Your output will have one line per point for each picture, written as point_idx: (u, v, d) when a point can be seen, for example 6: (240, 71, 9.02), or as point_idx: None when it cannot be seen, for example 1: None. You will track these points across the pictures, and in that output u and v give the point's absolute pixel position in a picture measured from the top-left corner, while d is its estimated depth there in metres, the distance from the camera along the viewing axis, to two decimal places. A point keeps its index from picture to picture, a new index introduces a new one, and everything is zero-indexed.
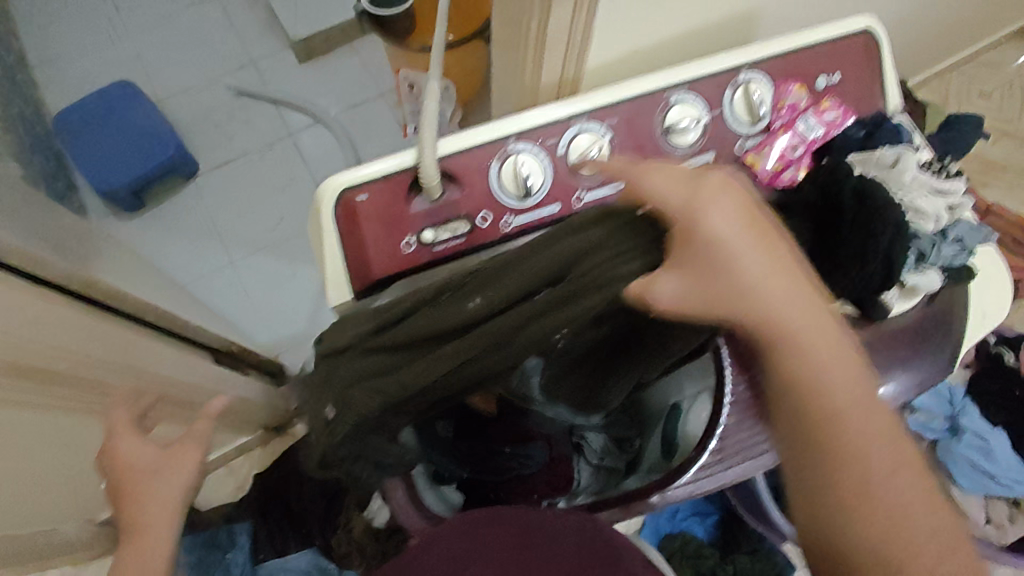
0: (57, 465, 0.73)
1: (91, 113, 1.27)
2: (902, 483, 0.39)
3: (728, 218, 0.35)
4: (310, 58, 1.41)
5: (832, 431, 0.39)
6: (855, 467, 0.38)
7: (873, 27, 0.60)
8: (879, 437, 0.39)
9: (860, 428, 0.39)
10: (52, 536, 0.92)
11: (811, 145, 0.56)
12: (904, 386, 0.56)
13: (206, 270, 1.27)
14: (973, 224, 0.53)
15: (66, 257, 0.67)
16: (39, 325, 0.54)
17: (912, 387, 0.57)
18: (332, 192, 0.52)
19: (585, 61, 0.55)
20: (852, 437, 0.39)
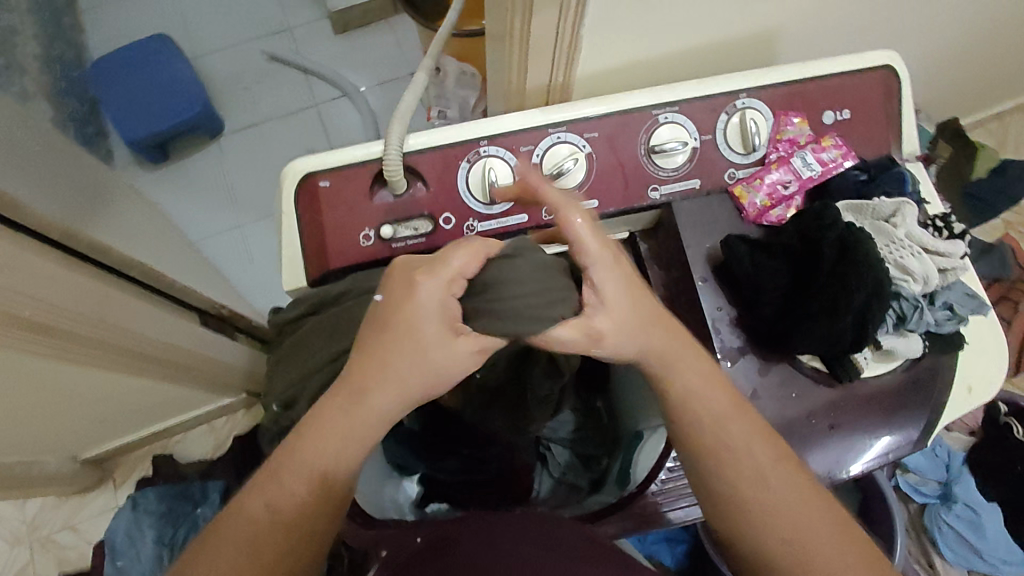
0: (32, 402, 0.75)
1: (125, 62, 1.29)
2: (812, 506, 0.43)
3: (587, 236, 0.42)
4: (344, 31, 1.40)
5: (734, 457, 0.44)
6: (768, 497, 0.43)
7: (893, 63, 0.56)
8: (775, 459, 0.44)
9: (759, 454, 0.44)
10: (32, 467, 0.96)
11: (805, 184, 0.53)
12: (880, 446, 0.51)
13: (217, 229, 1.30)
14: (969, 292, 0.50)
15: (58, 205, 0.69)
16: (8, 269, 0.55)
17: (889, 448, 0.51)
18: (297, 176, 0.51)
19: (574, 68, 0.52)
20: (750, 461, 0.44)
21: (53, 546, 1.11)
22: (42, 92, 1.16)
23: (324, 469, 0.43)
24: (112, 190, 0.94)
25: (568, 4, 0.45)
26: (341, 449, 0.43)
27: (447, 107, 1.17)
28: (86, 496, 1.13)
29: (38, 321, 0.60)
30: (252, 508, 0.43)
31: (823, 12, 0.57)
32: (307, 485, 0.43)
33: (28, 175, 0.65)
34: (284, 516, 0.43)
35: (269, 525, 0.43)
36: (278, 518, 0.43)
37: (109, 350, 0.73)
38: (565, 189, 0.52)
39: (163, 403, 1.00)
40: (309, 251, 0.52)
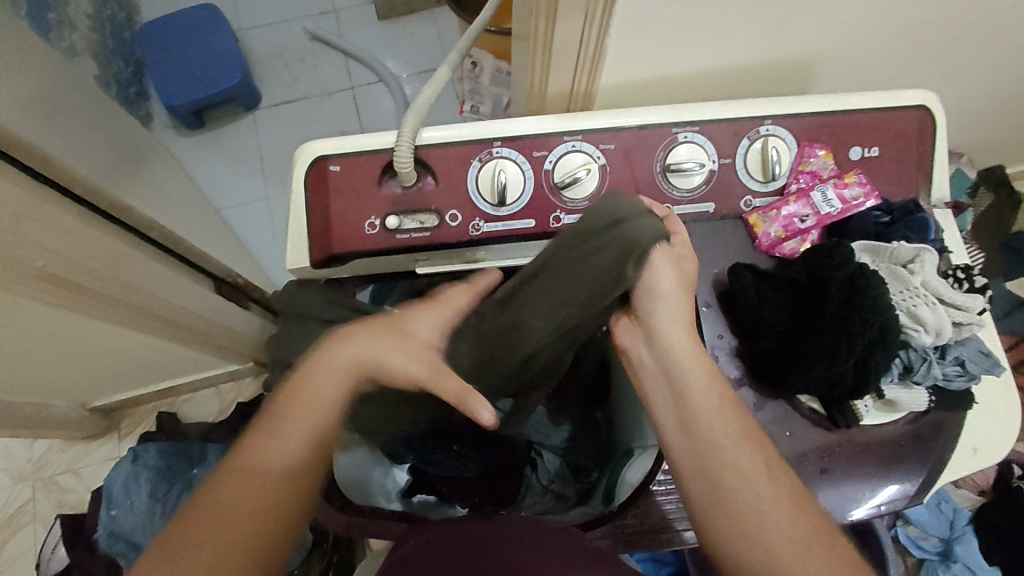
0: (42, 349, 0.77)
1: (173, 28, 1.32)
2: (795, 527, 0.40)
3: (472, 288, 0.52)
4: (389, 17, 1.41)
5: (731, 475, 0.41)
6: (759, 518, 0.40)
7: (930, 104, 0.54)
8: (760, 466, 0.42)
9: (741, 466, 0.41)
10: (41, 411, 0.99)
11: (822, 220, 0.51)
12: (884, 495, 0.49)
13: (244, 200, 1.32)
14: (983, 349, 0.47)
15: (88, 162, 0.71)
16: (25, 220, 0.56)
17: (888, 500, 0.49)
18: (310, 157, 0.52)
19: (597, 77, 0.52)
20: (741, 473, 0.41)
21: (55, 488, 1.14)
22: (89, 48, 1.19)
23: (289, 446, 0.44)
24: (144, 152, 0.97)
25: (595, 12, 0.44)
26: (298, 424, 0.45)
27: (481, 102, 1.20)
28: (91, 443, 1.17)
29: (53, 273, 0.62)
30: (221, 496, 0.42)
31: (863, 44, 0.55)
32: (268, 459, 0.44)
33: (62, 130, 0.68)
34: (251, 492, 0.42)
35: (233, 502, 0.41)
36: (243, 495, 0.42)
37: (121, 306, 0.75)
38: (575, 199, 0.52)
39: (172, 363, 1.02)
40: (313, 233, 0.52)
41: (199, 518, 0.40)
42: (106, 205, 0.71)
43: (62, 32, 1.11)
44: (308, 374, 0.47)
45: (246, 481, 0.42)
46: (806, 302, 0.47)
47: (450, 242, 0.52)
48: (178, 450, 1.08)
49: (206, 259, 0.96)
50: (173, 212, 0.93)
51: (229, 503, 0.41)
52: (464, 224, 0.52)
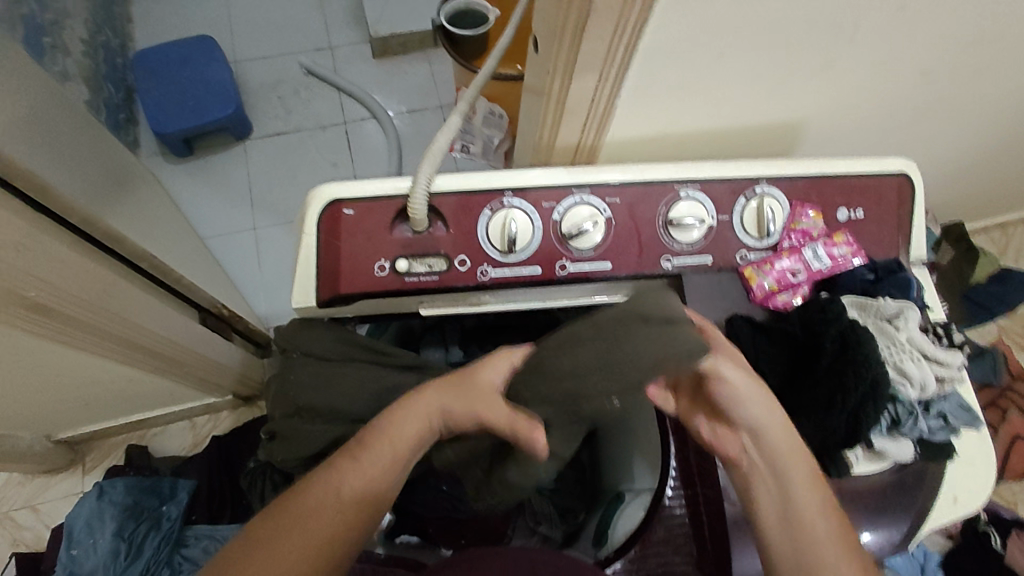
0: (19, 377, 0.75)
1: (168, 57, 1.32)
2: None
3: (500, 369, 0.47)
4: (384, 56, 1.45)
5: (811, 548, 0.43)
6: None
7: (910, 171, 0.58)
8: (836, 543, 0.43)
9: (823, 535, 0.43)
10: (5, 442, 0.94)
11: (813, 276, 0.54)
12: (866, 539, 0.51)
13: (230, 229, 1.31)
14: (963, 404, 0.50)
15: (84, 190, 0.71)
16: (22, 249, 0.56)
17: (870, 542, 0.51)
18: (323, 199, 0.53)
19: (603, 133, 0.55)
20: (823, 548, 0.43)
21: (11, 525, 1.09)
22: (81, 73, 1.18)
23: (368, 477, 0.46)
24: (135, 179, 0.96)
25: (608, 74, 0.47)
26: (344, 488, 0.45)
27: (471, 142, 1.23)
28: (53, 477, 1.12)
29: (44, 303, 0.61)
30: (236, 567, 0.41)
31: (846, 112, 0.60)
32: (341, 491, 0.45)
33: (60, 158, 0.67)
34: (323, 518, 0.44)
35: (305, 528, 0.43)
36: (312, 524, 0.43)
37: (109, 336, 0.74)
38: (580, 248, 0.54)
39: (150, 395, 0.99)
40: (322, 273, 0.53)
41: (272, 530, 0.43)
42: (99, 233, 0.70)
43: (55, 56, 1.11)
44: (411, 412, 0.47)
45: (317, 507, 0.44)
46: (800, 355, 0.49)
47: (457, 287, 0.53)
48: (148, 485, 1.03)
49: (192, 289, 0.94)
50: (163, 241, 0.93)
51: (302, 526, 0.43)
52: (472, 269, 0.53)
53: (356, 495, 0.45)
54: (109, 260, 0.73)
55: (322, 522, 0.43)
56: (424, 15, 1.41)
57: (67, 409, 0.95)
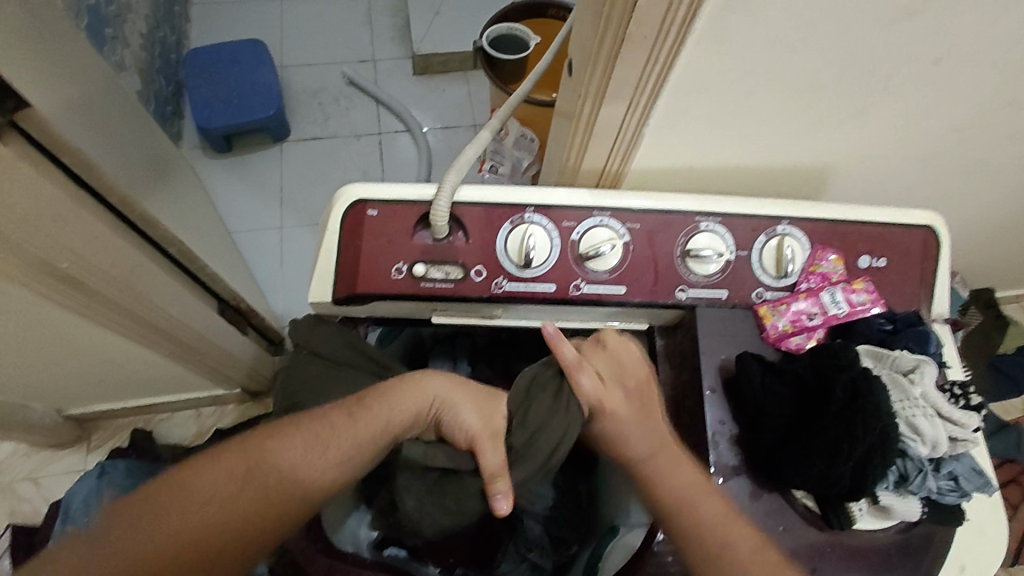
0: (38, 347, 0.76)
1: (219, 57, 1.38)
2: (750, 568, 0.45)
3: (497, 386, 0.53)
4: (424, 73, 1.49)
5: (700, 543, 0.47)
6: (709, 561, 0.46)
7: (936, 226, 0.57)
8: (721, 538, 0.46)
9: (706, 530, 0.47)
10: (18, 411, 0.96)
11: (829, 320, 0.53)
12: None
13: (258, 226, 1.34)
14: (976, 467, 0.48)
15: (125, 171, 0.73)
16: (57, 220, 0.58)
17: None
18: (350, 199, 0.54)
19: (629, 160, 0.55)
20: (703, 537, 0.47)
21: (11, 495, 1.10)
22: (137, 65, 1.23)
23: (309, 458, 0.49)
24: (173, 168, 0.99)
25: (639, 101, 0.47)
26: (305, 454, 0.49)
27: (500, 163, 1.22)
28: (59, 452, 1.14)
29: (73, 276, 0.63)
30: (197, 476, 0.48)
31: (875, 162, 0.60)
32: (281, 465, 0.49)
33: (105, 139, 0.70)
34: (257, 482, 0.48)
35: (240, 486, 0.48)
36: (247, 483, 0.48)
37: (131, 316, 0.75)
38: (596, 270, 0.54)
39: (161, 379, 1.01)
40: (341, 270, 0.54)
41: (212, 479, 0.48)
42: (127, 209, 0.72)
43: (115, 47, 1.16)
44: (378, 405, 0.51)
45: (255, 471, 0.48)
46: (809, 402, 0.48)
47: (471, 296, 0.54)
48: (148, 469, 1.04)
49: (215, 279, 0.97)
50: (193, 230, 0.95)
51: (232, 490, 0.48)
52: (487, 280, 0.54)
53: (298, 476, 0.48)
54: (140, 242, 0.76)
55: (251, 487, 0.48)
56: (467, 37, 1.45)
57: (79, 385, 0.96)
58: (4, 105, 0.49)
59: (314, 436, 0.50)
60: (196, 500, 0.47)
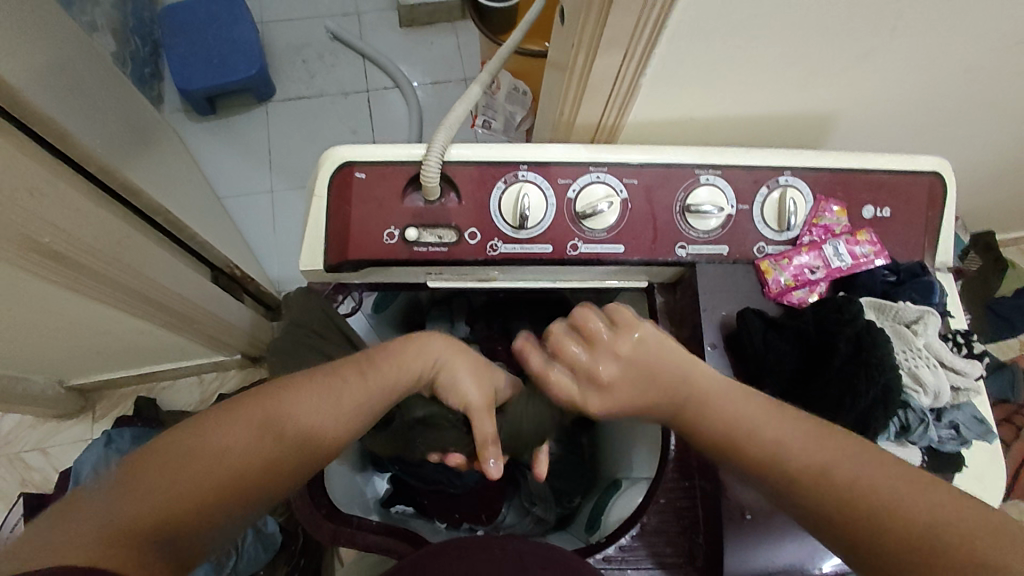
0: (30, 319, 0.75)
1: (196, 15, 1.32)
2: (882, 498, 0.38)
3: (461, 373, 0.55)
4: (410, 25, 1.43)
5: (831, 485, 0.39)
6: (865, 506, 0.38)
7: (944, 172, 0.55)
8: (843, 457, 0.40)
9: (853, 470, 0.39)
10: (18, 384, 0.96)
11: (832, 274, 0.52)
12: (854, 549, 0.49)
13: (248, 190, 1.32)
14: (978, 416, 0.48)
15: (102, 138, 0.72)
16: (34, 194, 0.56)
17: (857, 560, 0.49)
18: (336, 162, 0.52)
19: (626, 113, 0.53)
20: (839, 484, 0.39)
21: (21, 465, 1.11)
22: (109, 25, 1.18)
23: (283, 435, 0.43)
24: (156, 136, 0.96)
25: (636, 49, 0.45)
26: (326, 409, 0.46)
27: (493, 118, 1.22)
28: (64, 422, 1.14)
29: (56, 250, 0.61)
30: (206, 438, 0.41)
31: (883, 106, 0.57)
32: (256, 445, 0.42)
33: (81, 107, 0.68)
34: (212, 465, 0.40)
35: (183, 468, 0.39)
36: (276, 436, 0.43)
37: (122, 289, 0.73)
38: (593, 229, 0.52)
39: (160, 349, 1.00)
40: (332, 237, 0.52)
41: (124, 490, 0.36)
42: (104, 176, 0.69)
43: (85, 6, 1.12)
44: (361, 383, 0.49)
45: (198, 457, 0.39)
46: (810, 357, 0.47)
47: (466, 260, 0.52)
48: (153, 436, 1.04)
49: (205, 247, 0.95)
50: (180, 198, 0.93)
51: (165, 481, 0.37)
52: (482, 243, 0.52)
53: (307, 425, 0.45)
54: (126, 212, 0.74)
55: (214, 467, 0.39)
56: None
57: (76, 357, 0.96)
58: None
59: (269, 419, 0.44)
60: (189, 457, 0.39)
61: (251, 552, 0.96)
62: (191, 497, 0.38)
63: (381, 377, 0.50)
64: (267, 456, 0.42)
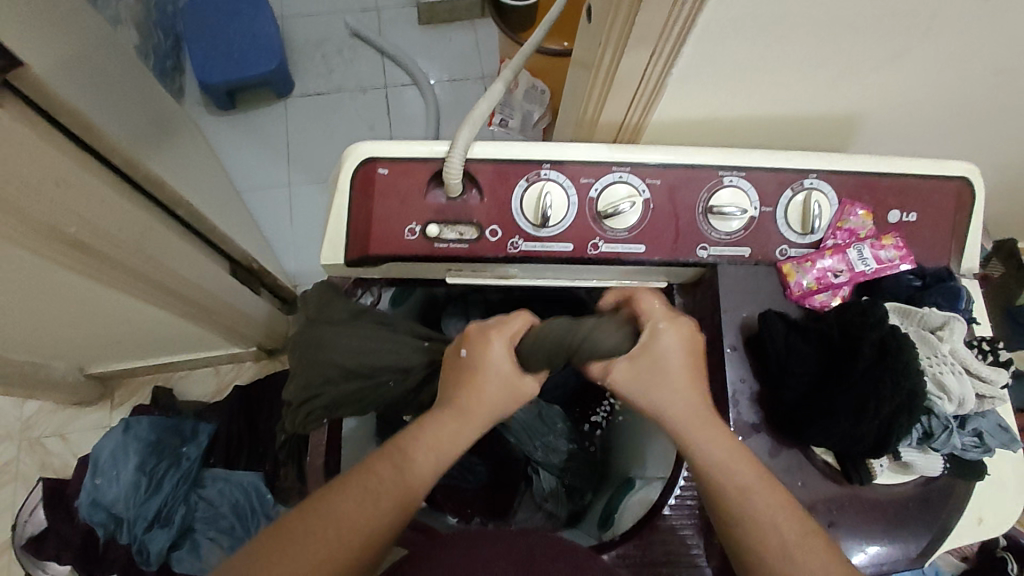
0: (53, 308, 0.76)
1: (217, 9, 1.33)
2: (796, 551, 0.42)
3: (501, 356, 0.49)
4: (429, 21, 1.43)
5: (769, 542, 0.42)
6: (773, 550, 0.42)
7: (972, 176, 0.55)
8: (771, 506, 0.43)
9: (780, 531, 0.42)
10: (39, 371, 0.97)
11: (855, 278, 0.52)
12: (865, 554, 0.49)
13: (266, 184, 1.32)
14: (1002, 424, 0.48)
15: (127, 130, 0.72)
16: (63, 186, 0.57)
17: (870, 566, 0.49)
18: (359, 157, 0.52)
19: (650, 113, 0.53)
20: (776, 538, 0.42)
21: (41, 450, 1.13)
22: (133, 18, 1.20)
23: (395, 490, 0.45)
24: (177, 129, 0.97)
25: (663, 49, 0.45)
26: (439, 454, 0.47)
27: (510, 116, 1.20)
28: (82, 410, 1.16)
29: (82, 241, 0.62)
30: (332, 505, 0.43)
31: (910, 110, 0.57)
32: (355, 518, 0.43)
33: (106, 99, 0.69)
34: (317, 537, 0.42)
35: (300, 555, 0.41)
36: (397, 495, 0.45)
37: (143, 280, 0.74)
38: (615, 229, 0.52)
39: (178, 339, 1.01)
40: (353, 232, 0.52)
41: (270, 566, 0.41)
42: (129, 167, 0.70)
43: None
44: (449, 420, 0.48)
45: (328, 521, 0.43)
46: (833, 359, 0.47)
47: (487, 256, 0.53)
48: (170, 425, 1.04)
49: (225, 240, 0.96)
50: (201, 192, 0.94)
51: (308, 552, 0.41)
52: (503, 240, 0.52)
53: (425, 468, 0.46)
54: (149, 204, 0.75)
55: (351, 528, 0.43)
56: None
57: (96, 346, 0.97)
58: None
59: (385, 470, 0.45)
60: (321, 525, 0.43)
61: None
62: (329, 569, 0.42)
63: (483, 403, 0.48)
64: (389, 517, 0.44)
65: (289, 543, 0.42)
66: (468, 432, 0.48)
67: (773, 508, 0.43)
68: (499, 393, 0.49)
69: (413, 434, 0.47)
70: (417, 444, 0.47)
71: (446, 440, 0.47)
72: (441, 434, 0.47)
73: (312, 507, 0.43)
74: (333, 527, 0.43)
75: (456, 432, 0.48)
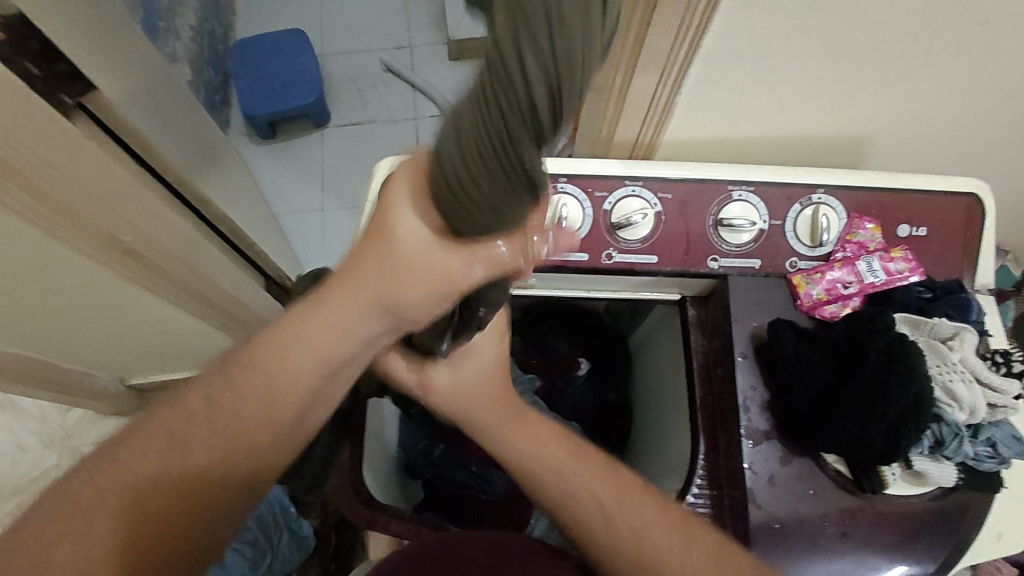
0: (102, 316, 0.81)
1: (263, 48, 1.43)
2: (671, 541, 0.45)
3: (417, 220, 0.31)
4: (459, 57, 1.50)
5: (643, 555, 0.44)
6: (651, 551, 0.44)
7: (981, 193, 0.56)
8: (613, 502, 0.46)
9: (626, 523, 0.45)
10: (84, 380, 1.03)
11: (865, 289, 0.53)
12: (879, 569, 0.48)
13: (302, 208, 1.39)
14: (1017, 434, 0.48)
15: (180, 153, 0.79)
16: (122, 198, 0.63)
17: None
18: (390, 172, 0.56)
19: (662, 131, 0.56)
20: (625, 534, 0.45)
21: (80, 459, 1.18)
22: (187, 55, 1.30)
23: (246, 411, 0.41)
24: (222, 153, 1.04)
25: (671, 69, 0.48)
26: (304, 360, 0.40)
27: None
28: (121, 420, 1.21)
29: (135, 250, 0.67)
30: (152, 435, 0.40)
31: (918, 130, 0.59)
32: (190, 448, 0.40)
33: (161, 120, 0.75)
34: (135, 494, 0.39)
35: (128, 486, 0.39)
36: (258, 418, 0.41)
37: (185, 289, 0.79)
38: (628, 240, 0.55)
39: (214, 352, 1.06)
40: None
41: (92, 506, 0.38)
42: (178, 184, 0.76)
43: (167, 39, 1.23)
44: (340, 299, 0.37)
45: (161, 452, 0.40)
46: (840, 365, 0.48)
47: None
48: None
49: (262, 258, 1.01)
50: (242, 211, 1.00)
51: (135, 482, 0.39)
52: None
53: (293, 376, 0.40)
54: (196, 220, 0.81)
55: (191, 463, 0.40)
56: None
57: (138, 357, 1.03)
58: (72, 89, 0.55)
59: (248, 390, 0.40)
60: (151, 466, 0.39)
61: (286, 554, 0.99)
62: (180, 501, 0.40)
63: (347, 309, 0.38)
64: (223, 448, 0.41)
65: (116, 476, 0.39)
66: (329, 340, 0.39)
67: (607, 505, 0.46)
68: (350, 302, 0.37)
69: (283, 344, 0.40)
70: (279, 346, 0.40)
71: (319, 346, 0.39)
72: (308, 329, 0.39)
73: (141, 434, 0.40)
74: (165, 463, 0.39)
75: (314, 334, 0.39)
